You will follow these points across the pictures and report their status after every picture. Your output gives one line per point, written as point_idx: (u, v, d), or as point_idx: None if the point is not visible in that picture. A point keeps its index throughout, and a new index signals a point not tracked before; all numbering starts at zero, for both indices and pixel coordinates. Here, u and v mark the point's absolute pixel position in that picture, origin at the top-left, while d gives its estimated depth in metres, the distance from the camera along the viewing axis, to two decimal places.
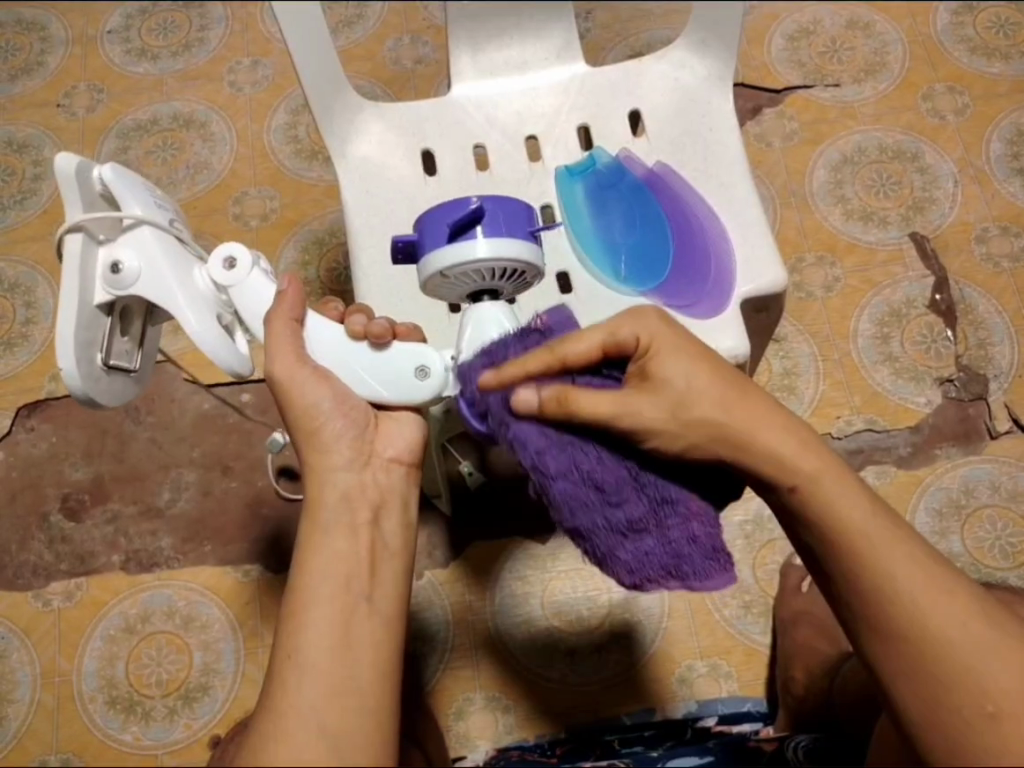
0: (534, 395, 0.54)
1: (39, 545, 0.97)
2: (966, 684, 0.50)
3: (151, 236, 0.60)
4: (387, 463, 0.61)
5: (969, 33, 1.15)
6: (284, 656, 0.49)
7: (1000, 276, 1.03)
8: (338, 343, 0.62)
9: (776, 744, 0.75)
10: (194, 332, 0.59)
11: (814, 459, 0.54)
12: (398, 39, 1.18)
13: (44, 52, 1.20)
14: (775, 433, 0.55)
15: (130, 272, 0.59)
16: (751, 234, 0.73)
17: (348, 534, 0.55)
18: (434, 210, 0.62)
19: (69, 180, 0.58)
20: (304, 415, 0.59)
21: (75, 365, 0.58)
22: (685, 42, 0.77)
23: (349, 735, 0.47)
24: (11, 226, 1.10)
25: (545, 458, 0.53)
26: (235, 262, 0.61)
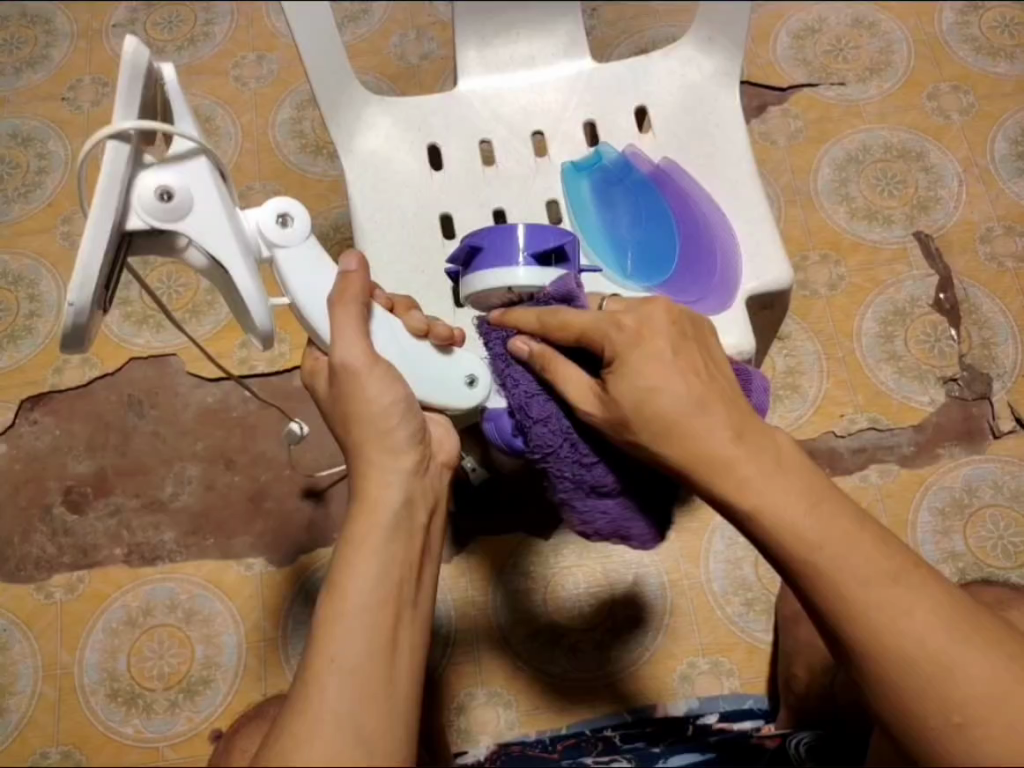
0: (528, 347, 0.61)
1: (41, 537, 0.97)
2: (928, 694, 0.47)
3: (206, 169, 0.56)
4: (442, 467, 0.61)
5: (974, 32, 1.15)
6: (325, 654, 0.47)
7: (1004, 275, 1.03)
8: (402, 340, 0.63)
9: (779, 742, 0.76)
10: (244, 282, 0.57)
11: (765, 472, 0.50)
12: (403, 34, 1.18)
13: (48, 46, 1.19)
14: (711, 444, 0.51)
15: (182, 203, 0.54)
16: (756, 231, 0.73)
17: (403, 538, 0.54)
18: (516, 230, 0.62)
19: (137, 75, 0.50)
20: (377, 416, 0.57)
21: (92, 292, 0.50)
22: (692, 39, 0.77)
23: (387, 744, 0.46)
24: (15, 219, 1.10)
25: (530, 402, 0.61)
26: (291, 220, 0.61)
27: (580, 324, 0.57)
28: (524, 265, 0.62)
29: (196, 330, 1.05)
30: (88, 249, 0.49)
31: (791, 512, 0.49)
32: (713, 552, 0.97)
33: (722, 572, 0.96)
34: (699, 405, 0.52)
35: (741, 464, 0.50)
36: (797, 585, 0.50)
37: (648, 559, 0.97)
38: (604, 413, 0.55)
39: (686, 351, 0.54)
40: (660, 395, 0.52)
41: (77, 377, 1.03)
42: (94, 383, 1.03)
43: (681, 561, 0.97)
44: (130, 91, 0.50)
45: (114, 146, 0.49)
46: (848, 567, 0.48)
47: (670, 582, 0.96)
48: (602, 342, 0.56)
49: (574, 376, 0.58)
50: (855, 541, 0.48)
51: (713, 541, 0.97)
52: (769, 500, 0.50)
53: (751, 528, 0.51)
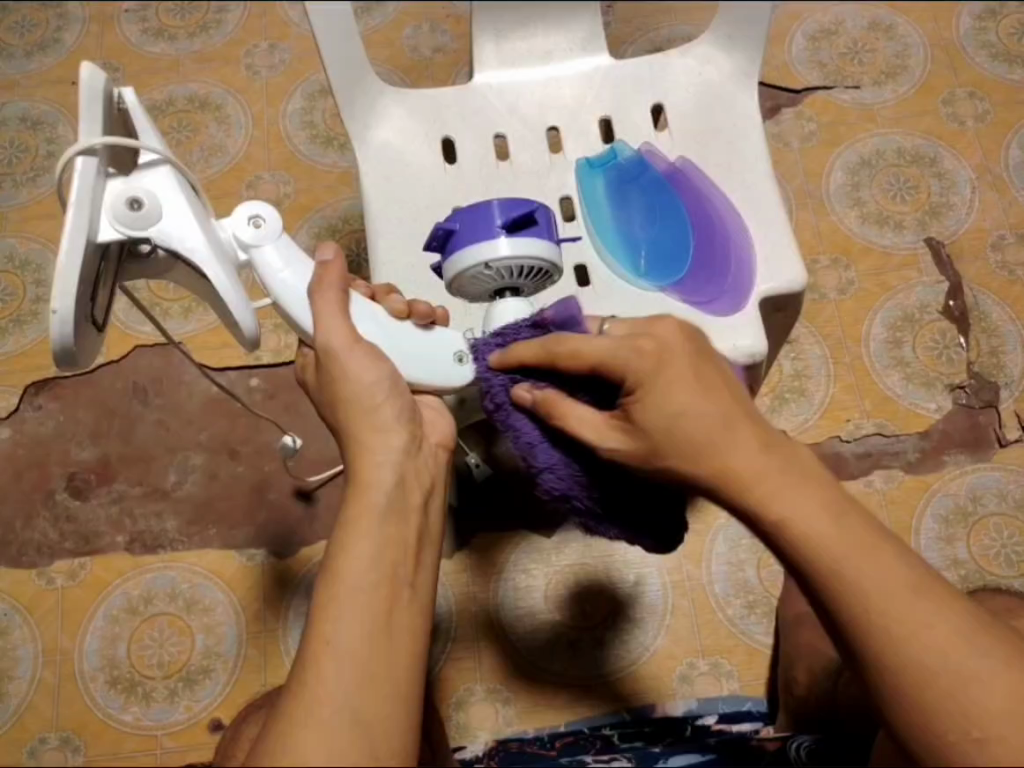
0: (529, 394, 0.58)
1: (44, 522, 0.97)
2: (945, 711, 0.47)
3: (172, 177, 0.56)
4: (435, 447, 0.60)
5: (990, 39, 1.14)
6: (319, 640, 0.47)
7: (1015, 284, 1.03)
8: (381, 322, 0.61)
9: (779, 744, 0.76)
10: (223, 282, 0.56)
11: (789, 485, 0.50)
12: (417, 27, 1.18)
13: (60, 29, 1.19)
14: (742, 457, 0.50)
15: (152, 209, 0.54)
16: (771, 233, 0.73)
17: (397, 518, 0.53)
18: (488, 205, 0.62)
19: (97, 92, 0.51)
20: (360, 393, 0.57)
21: (75, 303, 0.50)
22: (712, 37, 0.77)
23: (385, 729, 0.45)
24: (23, 203, 1.09)
25: (534, 453, 0.58)
26: (263, 221, 0.60)
27: (596, 356, 0.54)
28: (506, 236, 0.61)
29: (203, 319, 1.04)
30: (66, 256, 0.50)
31: (819, 525, 0.49)
32: (716, 554, 0.97)
33: (724, 574, 0.96)
34: (724, 422, 0.51)
35: (769, 475, 0.50)
36: (817, 598, 0.50)
37: (651, 559, 0.97)
38: (632, 441, 0.54)
39: (706, 368, 0.53)
40: (688, 418, 0.51)
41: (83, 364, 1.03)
42: (99, 369, 1.02)
43: (683, 562, 0.97)
44: (92, 107, 0.51)
45: (84, 160, 0.51)
46: (872, 579, 0.48)
47: (672, 583, 0.96)
48: (624, 371, 0.53)
49: (583, 414, 0.56)
50: (878, 554, 0.48)
51: (716, 543, 0.97)
52: (795, 513, 0.49)
53: (773, 539, 0.50)
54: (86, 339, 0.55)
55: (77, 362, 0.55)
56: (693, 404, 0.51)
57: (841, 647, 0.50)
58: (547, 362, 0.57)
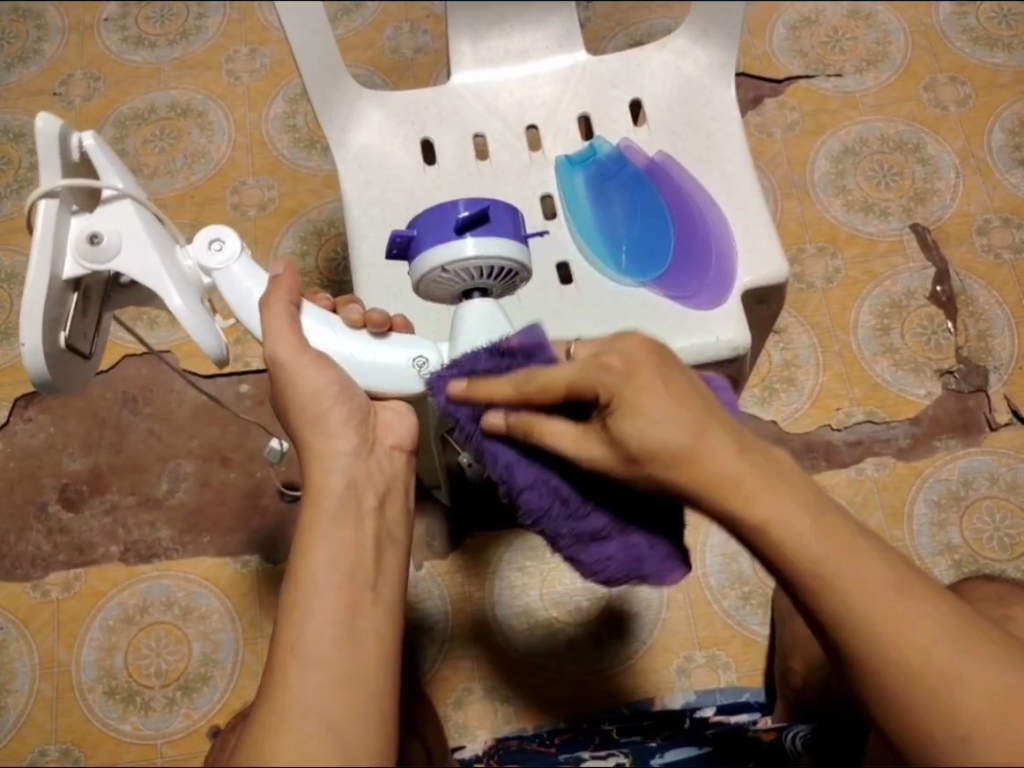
0: (502, 420, 0.56)
1: (37, 535, 0.97)
2: (937, 716, 0.47)
3: (132, 210, 0.59)
4: (389, 450, 0.61)
5: (971, 22, 1.14)
6: (285, 646, 0.48)
7: (1001, 267, 1.03)
8: (339, 331, 0.63)
9: (775, 735, 0.79)
10: (178, 308, 0.59)
11: (769, 487, 0.49)
12: (397, 27, 1.18)
13: (39, 40, 1.19)
14: (717, 464, 0.49)
15: (111, 243, 0.58)
16: (753, 224, 0.73)
17: (354, 523, 0.54)
18: (448, 204, 0.61)
19: (50, 144, 0.55)
20: (308, 400, 0.58)
21: (42, 337, 0.56)
22: (687, 31, 0.77)
23: (355, 725, 0.46)
24: (7, 216, 1.10)
25: (512, 472, 0.56)
26: (223, 243, 0.62)
27: (562, 380, 0.54)
28: (468, 236, 0.61)
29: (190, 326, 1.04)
30: (29, 296, 0.55)
31: (798, 528, 0.48)
32: (710, 546, 0.97)
33: (718, 565, 0.96)
34: (700, 426, 0.50)
35: (746, 482, 0.49)
36: (800, 597, 0.49)
37: None
38: (610, 451, 0.52)
39: (655, 373, 0.51)
40: (654, 425, 0.50)
41: None
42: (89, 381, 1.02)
43: None
44: (48, 154, 0.56)
45: (48, 203, 0.57)
46: (853, 582, 0.47)
47: None
48: (596, 387, 0.53)
49: (564, 430, 0.54)
50: (860, 555, 0.48)
51: (709, 535, 0.97)
52: (777, 514, 0.48)
53: (754, 543, 0.49)
54: (67, 365, 0.60)
55: (67, 386, 0.61)
56: (648, 421, 0.50)
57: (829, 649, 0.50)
58: (518, 399, 0.56)
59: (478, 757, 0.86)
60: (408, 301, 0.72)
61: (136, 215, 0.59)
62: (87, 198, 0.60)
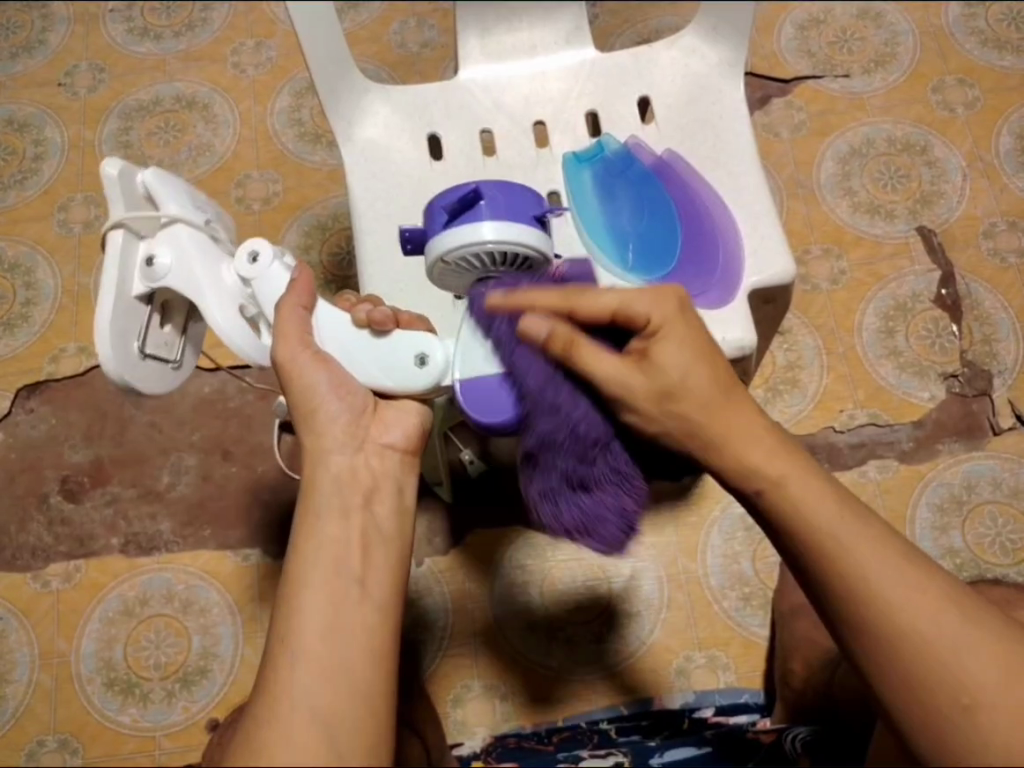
0: (545, 327, 0.55)
1: (38, 526, 0.97)
2: (937, 679, 0.49)
3: (183, 233, 0.62)
4: (378, 447, 0.60)
5: (980, 24, 1.14)
6: (278, 642, 0.49)
7: (1007, 271, 1.02)
8: (345, 331, 0.62)
9: (774, 737, 0.79)
10: (217, 323, 0.61)
11: (774, 450, 0.54)
12: (404, 22, 1.17)
13: (44, 30, 1.18)
14: (738, 424, 0.55)
15: (163, 265, 0.62)
16: (760, 224, 0.72)
17: (339, 519, 0.55)
18: (464, 187, 0.62)
19: (113, 181, 0.61)
20: (300, 396, 0.59)
21: (115, 353, 0.61)
22: (696, 29, 0.76)
23: (345, 718, 0.46)
24: (11, 206, 1.10)
25: (546, 392, 0.57)
26: (257, 254, 0.62)
27: (613, 302, 0.55)
28: (489, 220, 0.60)
29: None
30: (100, 318, 0.60)
31: (817, 495, 0.52)
32: (711, 547, 0.97)
33: (719, 566, 0.96)
34: (726, 392, 0.55)
35: (758, 451, 0.54)
36: (802, 560, 0.53)
37: (646, 553, 0.97)
38: (645, 383, 0.55)
39: (695, 323, 0.56)
40: (690, 380, 0.55)
41: (74, 367, 1.02)
42: (91, 372, 1.02)
43: (678, 555, 0.96)
44: (113, 192, 0.61)
45: (115, 233, 0.62)
46: (860, 542, 0.51)
47: (668, 577, 0.96)
48: (647, 312, 0.55)
49: (605, 360, 0.55)
50: (865, 523, 0.52)
51: (710, 536, 0.97)
52: (796, 479, 0.53)
53: (770, 504, 0.53)
54: (150, 374, 0.65)
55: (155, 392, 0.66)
56: (687, 361, 0.55)
57: (830, 623, 0.53)
58: (564, 309, 0.56)
59: (477, 754, 0.86)
60: (413, 297, 0.72)
61: (190, 235, 0.63)
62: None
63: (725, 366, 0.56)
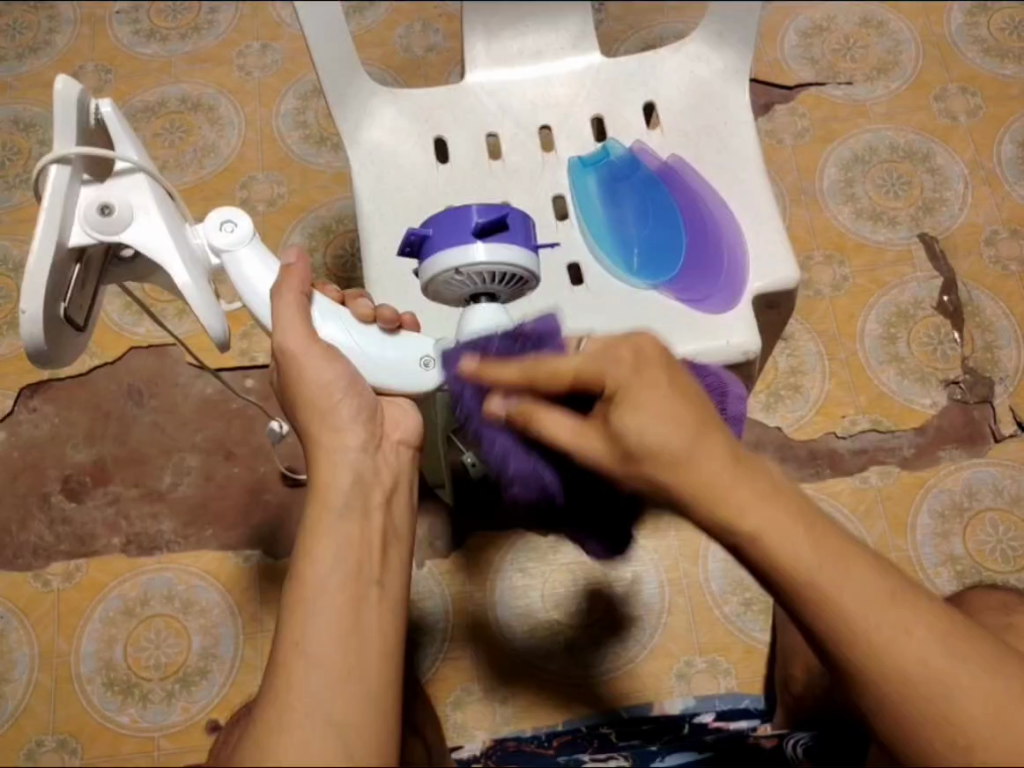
0: (503, 409, 0.57)
1: (39, 525, 0.97)
2: (931, 713, 0.48)
3: (146, 185, 0.60)
4: (397, 445, 0.60)
5: (982, 33, 1.14)
6: (290, 644, 0.48)
7: (1009, 278, 1.03)
8: (348, 326, 0.64)
9: (776, 741, 0.80)
10: (188, 284, 0.59)
11: (756, 500, 0.49)
12: (410, 26, 1.18)
13: (51, 31, 1.19)
14: (712, 473, 0.49)
15: (122, 215, 0.58)
16: (765, 229, 0.72)
17: (359, 517, 0.54)
18: (494, 208, 0.62)
19: (70, 103, 0.56)
20: (318, 394, 0.58)
21: (43, 303, 0.55)
22: (702, 36, 0.77)
23: (356, 724, 0.45)
24: (15, 205, 1.10)
25: (507, 463, 0.60)
26: (236, 225, 0.63)
27: (570, 371, 0.54)
28: (482, 241, 0.62)
29: (197, 320, 1.05)
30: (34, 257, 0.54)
31: (794, 541, 0.48)
32: (712, 551, 0.97)
33: (720, 571, 0.96)
34: (698, 433, 0.49)
35: (737, 492, 0.49)
36: (788, 605, 0.50)
37: (647, 558, 0.97)
38: (606, 446, 0.53)
39: (655, 375, 0.51)
40: (650, 432, 0.50)
41: (77, 366, 1.03)
42: (93, 372, 1.02)
43: (679, 559, 0.97)
44: (67, 114, 0.56)
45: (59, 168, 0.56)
46: (846, 586, 0.48)
47: (669, 580, 0.96)
48: (602, 379, 0.53)
49: (563, 423, 0.55)
50: (850, 564, 0.48)
51: (712, 540, 0.97)
52: (768, 526, 0.48)
53: (744, 552, 0.49)
54: (60, 334, 0.59)
55: (54, 357, 0.60)
56: (650, 425, 0.50)
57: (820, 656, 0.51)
58: (524, 384, 0.56)
59: (476, 758, 0.86)
60: (418, 299, 0.72)
61: (152, 189, 0.60)
62: (97, 168, 0.60)
63: (702, 407, 0.50)
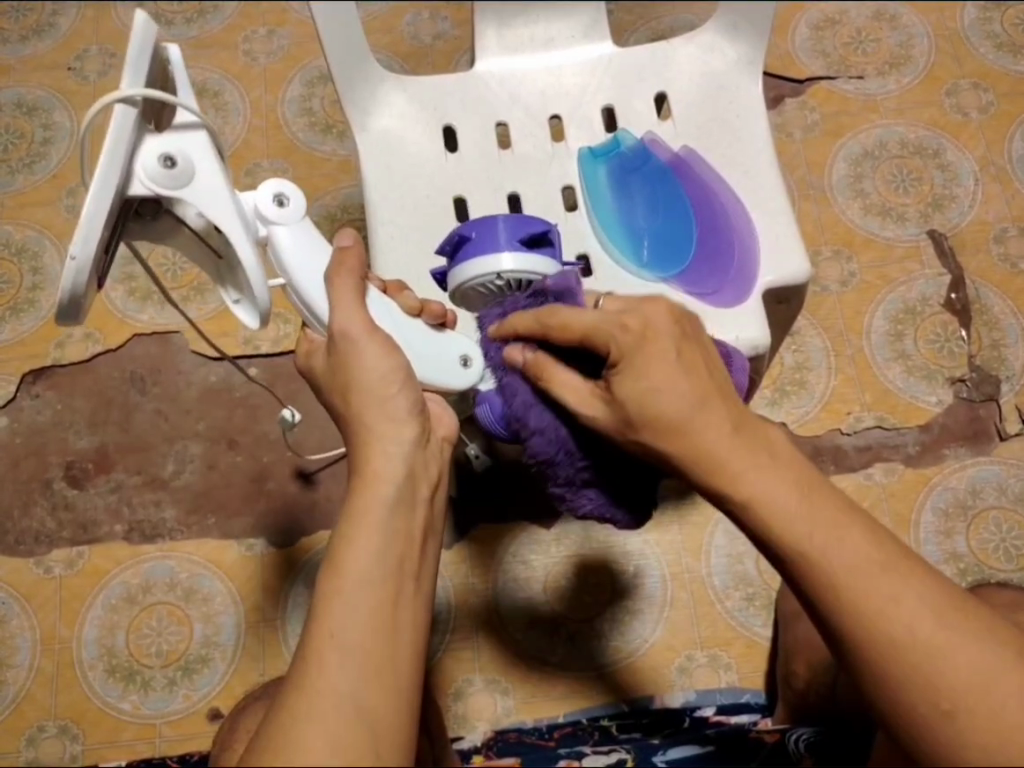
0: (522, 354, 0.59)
1: (41, 511, 0.97)
2: (927, 696, 0.47)
3: (208, 145, 0.55)
4: (442, 441, 0.60)
5: (995, 29, 1.14)
6: (324, 632, 0.47)
7: (1016, 277, 1.03)
8: (396, 317, 0.62)
9: (778, 737, 0.78)
10: (248, 255, 0.55)
11: (757, 466, 0.50)
12: (417, 14, 1.17)
13: (54, 14, 1.18)
14: (711, 440, 0.51)
15: (184, 172, 0.53)
16: (776, 223, 0.72)
17: (404, 510, 0.53)
18: (531, 223, 0.63)
19: (150, 41, 0.50)
20: (374, 384, 0.56)
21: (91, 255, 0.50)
22: (717, 26, 0.76)
23: (385, 715, 0.45)
24: (18, 189, 1.09)
25: (528, 414, 0.59)
26: (288, 201, 0.62)
27: (583, 325, 0.55)
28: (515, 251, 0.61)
29: (200, 308, 1.04)
30: (91, 205, 0.48)
31: (791, 511, 0.49)
32: (715, 546, 0.97)
33: (722, 566, 0.96)
34: (699, 401, 0.51)
35: (734, 456, 0.50)
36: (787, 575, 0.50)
37: (650, 551, 0.97)
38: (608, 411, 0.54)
39: (685, 353, 0.53)
40: (660, 395, 0.51)
41: (80, 352, 1.02)
42: (96, 359, 1.02)
43: (682, 553, 0.96)
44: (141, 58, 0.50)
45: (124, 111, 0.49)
46: (839, 550, 0.48)
47: (671, 575, 0.96)
48: (607, 343, 0.54)
49: (570, 382, 0.57)
50: (846, 531, 0.48)
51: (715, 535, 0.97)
52: (764, 492, 0.50)
53: (739, 517, 0.51)
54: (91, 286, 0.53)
55: (75, 309, 0.53)
56: (656, 384, 0.51)
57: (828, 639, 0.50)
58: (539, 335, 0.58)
59: (477, 748, 0.86)
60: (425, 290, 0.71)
61: (212, 144, 0.55)
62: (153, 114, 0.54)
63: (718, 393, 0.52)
